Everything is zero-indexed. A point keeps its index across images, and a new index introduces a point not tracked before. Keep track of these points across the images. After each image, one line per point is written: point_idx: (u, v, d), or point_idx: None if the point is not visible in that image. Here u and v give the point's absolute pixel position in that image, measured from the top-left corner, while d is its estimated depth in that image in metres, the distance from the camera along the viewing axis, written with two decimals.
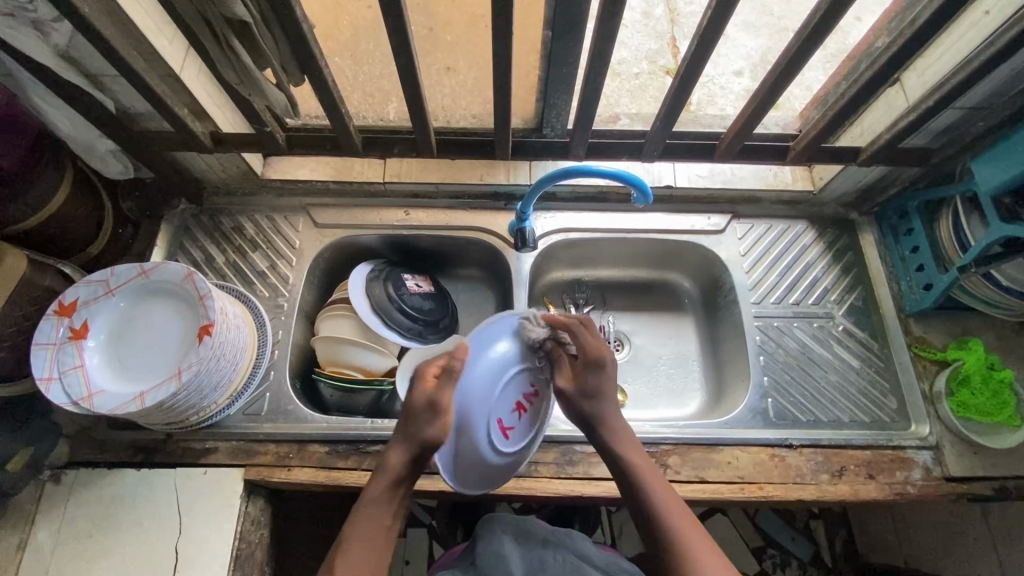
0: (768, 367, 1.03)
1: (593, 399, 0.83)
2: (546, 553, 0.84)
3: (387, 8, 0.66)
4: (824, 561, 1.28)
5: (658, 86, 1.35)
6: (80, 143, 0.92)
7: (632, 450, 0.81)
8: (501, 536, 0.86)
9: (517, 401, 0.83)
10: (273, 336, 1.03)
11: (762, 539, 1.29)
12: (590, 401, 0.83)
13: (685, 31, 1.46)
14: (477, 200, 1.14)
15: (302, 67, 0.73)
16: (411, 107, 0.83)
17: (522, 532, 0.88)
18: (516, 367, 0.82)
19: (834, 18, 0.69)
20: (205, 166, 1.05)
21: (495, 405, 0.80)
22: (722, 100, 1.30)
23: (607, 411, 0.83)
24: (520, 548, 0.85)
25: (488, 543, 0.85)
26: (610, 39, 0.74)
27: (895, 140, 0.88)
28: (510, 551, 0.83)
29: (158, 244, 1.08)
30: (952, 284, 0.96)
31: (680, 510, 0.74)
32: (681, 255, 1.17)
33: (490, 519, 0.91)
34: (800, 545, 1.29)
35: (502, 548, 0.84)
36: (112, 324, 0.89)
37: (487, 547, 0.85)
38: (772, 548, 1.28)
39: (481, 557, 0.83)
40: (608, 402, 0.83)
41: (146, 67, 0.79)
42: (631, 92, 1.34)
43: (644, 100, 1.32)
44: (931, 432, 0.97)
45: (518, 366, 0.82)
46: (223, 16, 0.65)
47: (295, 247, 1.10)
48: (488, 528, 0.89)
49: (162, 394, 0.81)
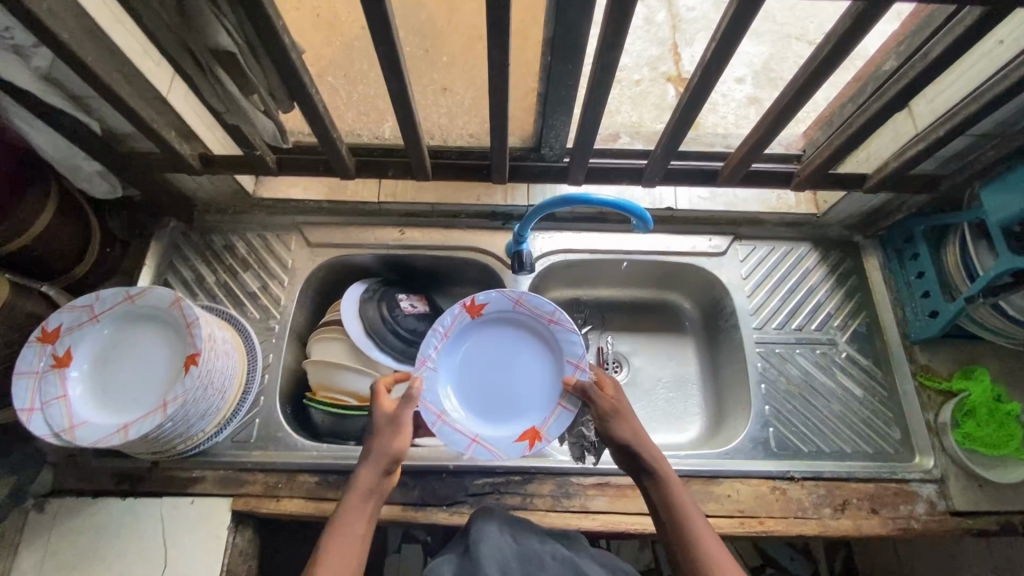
0: (770, 396, 1.01)
1: (614, 423, 0.81)
2: (544, 554, 0.75)
3: (379, 38, 0.64)
4: None
5: (659, 93, 1.32)
6: (65, 165, 0.89)
7: (658, 457, 0.79)
8: (496, 529, 0.78)
9: (459, 329, 0.95)
10: (263, 360, 1.01)
11: (760, 557, 1.26)
12: (616, 422, 0.81)
13: (686, 38, 1.43)
14: (473, 219, 1.12)
15: (291, 94, 0.70)
16: (405, 131, 0.81)
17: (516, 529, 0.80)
18: (495, 321, 0.97)
19: (844, 51, 0.66)
20: (194, 186, 1.02)
21: (467, 354, 0.96)
22: (723, 109, 1.27)
23: (635, 428, 0.80)
24: (516, 543, 0.77)
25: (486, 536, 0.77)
26: (610, 69, 0.71)
27: (902, 168, 0.86)
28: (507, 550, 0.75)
29: (147, 265, 1.05)
30: (959, 313, 0.93)
31: (712, 537, 0.72)
32: (681, 277, 1.15)
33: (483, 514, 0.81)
34: (797, 563, 1.26)
35: (498, 544, 0.76)
36: (98, 352, 0.87)
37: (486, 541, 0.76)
38: (772, 567, 1.26)
39: (479, 547, 0.75)
40: (634, 421, 0.81)
41: (131, 90, 0.76)
42: (631, 99, 1.31)
43: (644, 107, 1.29)
44: (935, 465, 0.95)
45: (497, 322, 0.97)
46: (206, 46, 0.62)
47: (287, 266, 1.08)
48: (479, 521, 0.80)
49: (146, 427, 0.79)
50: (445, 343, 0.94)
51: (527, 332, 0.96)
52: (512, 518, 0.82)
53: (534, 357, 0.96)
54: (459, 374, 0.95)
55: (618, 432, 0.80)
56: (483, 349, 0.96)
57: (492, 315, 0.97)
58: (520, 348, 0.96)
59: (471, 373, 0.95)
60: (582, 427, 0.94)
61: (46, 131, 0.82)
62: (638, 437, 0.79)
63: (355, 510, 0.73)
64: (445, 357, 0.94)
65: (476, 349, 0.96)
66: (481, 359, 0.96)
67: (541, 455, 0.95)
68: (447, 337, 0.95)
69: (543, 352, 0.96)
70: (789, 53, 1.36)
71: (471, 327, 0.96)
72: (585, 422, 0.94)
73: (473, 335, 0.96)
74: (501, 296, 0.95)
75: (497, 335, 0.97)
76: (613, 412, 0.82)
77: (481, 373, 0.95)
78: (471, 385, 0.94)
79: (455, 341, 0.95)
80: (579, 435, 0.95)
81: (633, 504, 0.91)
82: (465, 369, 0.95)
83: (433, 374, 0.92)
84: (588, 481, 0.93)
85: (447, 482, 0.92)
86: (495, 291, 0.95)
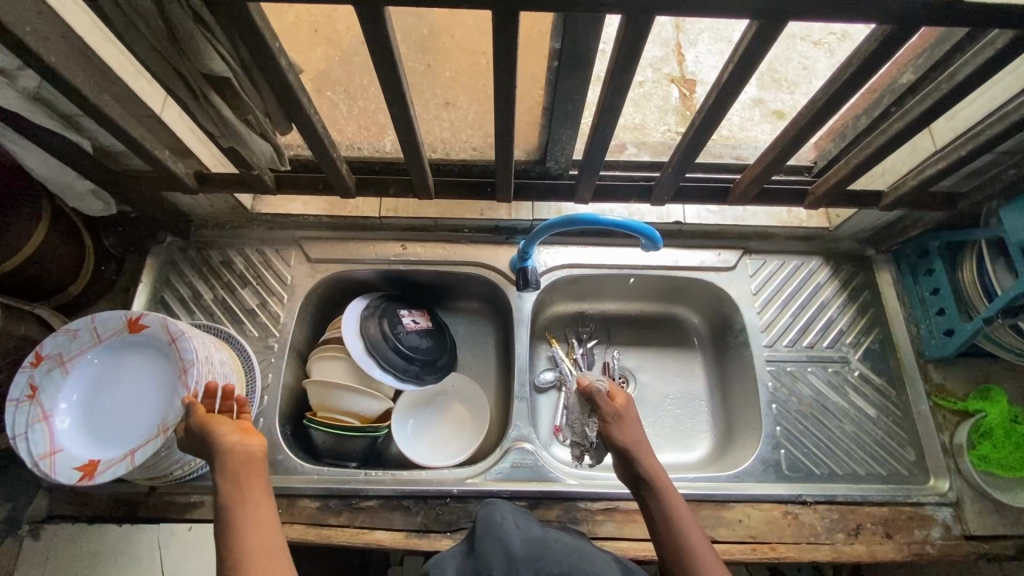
0: (781, 416, 0.99)
1: (616, 429, 0.83)
2: (548, 540, 0.69)
3: (381, 62, 0.62)
4: None
5: (662, 95, 1.27)
6: (57, 185, 0.87)
7: (658, 469, 0.79)
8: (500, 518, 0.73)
9: (94, 380, 0.84)
10: (263, 380, 0.98)
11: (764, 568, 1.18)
12: (617, 427, 0.83)
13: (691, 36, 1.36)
14: (476, 233, 1.09)
15: (288, 116, 0.68)
16: (408, 150, 0.78)
17: (522, 521, 0.74)
18: (120, 349, 0.85)
19: (865, 74, 0.64)
20: (191, 202, 1.00)
21: (79, 411, 0.82)
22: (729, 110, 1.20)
23: (635, 435, 0.82)
24: (522, 532, 0.70)
25: (486, 525, 0.72)
26: (621, 90, 0.68)
27: (921, 187, 0.83)
28: (513, 538, 0.68)
29: (142, 281, 1.03)
30: (975, 333, 0.91)
31: (706, 548, 0.72)
32: (688, 291, 1.12)
33: (487, 508, 0.76)
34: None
35: (504, 534, 0.69)
36: (72, 385, 0.82)
37: (487, 534, 0.70)
38: None
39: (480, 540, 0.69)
40: (636, 428, 0.83)
41: (123, 110, 0.74)
42: (635, 101, 1.25)
43: (648, 110, 1.24)
44: (951, 488, 0.93)
45: (118, 351, 0.85)
46: (198, 71, 0.60)
47: (287, 282, 1.05)
48: (485, 516, 0.74)
49: (112, 475, 0.76)
50: (104, 444, 0.80)
51: (122, 359, 0.85)
52: (520, 513, 0.76)
53: (119, 384, 0.84)
54: (141, 418, 0.82)
55: (619, 435, 0.81)
56: (107, 409, 0.83)
57: (102, 354, 0.85)
58: (134, 373, 0.85)
59: (138, 403, 0.83)
60: (583, 427, 0.94)
61: (36, 151, 0.80)
62: (639, 445, 0.80)
63: (253, 509, 0.65)
64: (76, 421, 0.81)
65: (107, 420, 0.82)
66: (123, 400, 0.83)
67: (548, 479, 0.93)
68: (100, 457, 0.79)
69: (140, 345, 0.85)
70: (796, 54, 1.25)
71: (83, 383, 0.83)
72: (586, 422, 0.94)
73: (110, 378, 0.84)
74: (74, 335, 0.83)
75: (131, 366, 0.85)
76: (615, 418, 0.84)
77: (118, 442, 0.80)
78: (138, 420, 0.82)
79: (77, 408, 0.82)
80: (581, 437, 0.95)
81: (641, 529, 0.89)
82: (134, 408, 0.83)
83: (70, 440, 0.79)
84: (596, 505, 0.91)
85: (451, 507, 0.91)
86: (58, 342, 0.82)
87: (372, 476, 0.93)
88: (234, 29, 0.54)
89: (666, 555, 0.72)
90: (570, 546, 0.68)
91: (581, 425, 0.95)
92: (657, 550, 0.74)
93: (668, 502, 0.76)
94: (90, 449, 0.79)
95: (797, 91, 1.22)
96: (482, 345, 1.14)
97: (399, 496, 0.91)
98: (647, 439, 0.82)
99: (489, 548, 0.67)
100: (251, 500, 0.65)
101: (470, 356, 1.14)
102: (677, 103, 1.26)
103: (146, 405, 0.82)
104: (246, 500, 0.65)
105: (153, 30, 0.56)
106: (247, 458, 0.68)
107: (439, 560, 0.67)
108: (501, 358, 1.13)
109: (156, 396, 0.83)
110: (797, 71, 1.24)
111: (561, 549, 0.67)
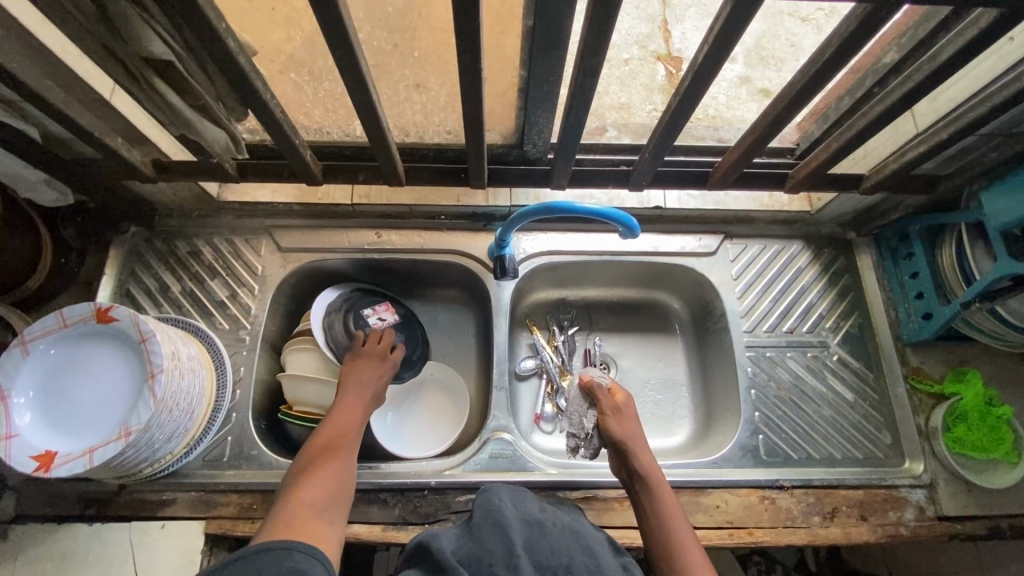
0: (760, 402, 0.99)
1: (613, 418, 0.91)
2: (546, 523, 0.68)
3: (336, 42, 0.58)
4: (808, 567, 1.20)
5: (649, 73, 1.23)
6: (7, 174, 0.82)
7: (652, 462, 0.84)
8: (499, 498, 0.70)
9: (68, 373, 0.81)
10: (234, 374, 0.96)
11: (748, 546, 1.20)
12: (615, 414, 0.91)
13: (679, 12, 1.31)
14: (454, 220, 1.07)
15: (243, 101, 0.64)
16: (374, 134, 0.75)
17: (520, 500, 0.72)
18: (98, 347, 0.83)
19: (845, 55, 0.61)
20: (153, 191, 0.95)
21: (49, 404, 0.79)
22: (715, 89, 1.17)
23: (632, 430, 0.89)
24: (521, 513, 0.68)
25: (484, 505, 0.69)
26: (595, 72, 0.66)
27: (902, 170, 0.82)
28: (512, 521, 0.66)
29: (106, 273, 0.99)
30: (953, 317, 0.91)
31: (688, 535, 0.75)
32: (670, 277, 1.11)
33: (484, 490, 0.74)
34: (784, 550, 1.21)
35: (503, 516, 0.67)
36: (40, 369, 0.80)
37: (485, 517, 0.67)
38: (757, 554, 1.20)
39: (478, 522, 0.67)
40: (633, 424, 0.90)
41: (68, 95, 0.70)
42: (620, 80, 1.22)
43: (634, 89, 1.21)
44: (925, 470, 0.94)
45: (96, 348, 0.83)
46: (141, 53, 0.56)
47: (258, 272, 1.02)
48: (482, 498, 0.72)
49: (68, 472, 0.73)
50: (65, 437, 0.77)
51: (99, 356, 0.83)
52: (517, 491, 0.74)
53: (93, 382, 0.81)
54: (105, 414, 0.79)
55: (615, 428, 0.88)
56: (76, 403, 0.80)
57: (80, 348, 0.82)
58: (108, 372, 0.82)
59: (107, 403, 0.80)
60: (581, 418, 0.96)
61: None
62: (633, 436, 0.87)
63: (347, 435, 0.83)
64: (44, 413, 0.78)
65: (70, 411, 0.79)
66: (93, 398, 0.81)
67: (526, 469, 0.92)
68: (56, 448, 0.76)
69: (118, 344, 0.83)
70: (783, 31, 1.22)
71: (59, 376, 0.81)
72: (585, 413, 0.95)
73: (84, 375, 0.82)
74: (55, 326, 0.81)
75: (107, 366, 0.82)
76: (613, 411, 0.92)
77: (79, 434, 0.78)
78: (104, 420, 0.79)
79: (47, 401, 0.79)
80: (578, 428, 0.95)
81: (620, 518, 0.90)
82: (102, 407, 0.80)
83: (35, 432, 0.77)
84: (575, 495, 0.91)
85: (429, 499, 0.90)
86: (36, 329, 0.80)
87: None
88: (176, 10, 0.50)
89: (653, 540, 0.76)
90: (568, 530, 0.67)
91: (581, 416, 0.96)
92: (645, 538, 0.77)
93: (659, 494, 0.80)
94: (46, 438, 0.77)
95: (784, 69, 1.19)
96: (461, 332, 1.13)
97: (375, 489, 0.90)
98: (643, 436, 0.88)
99: (489, 534, 0.64)
100: (344, 433, 0.83)
101: (450, 344, 1.12)
102: (663, 82, 1.22)
103: (120, 407, 0.80)
104: (343, 431, 0.83)
105: (87, 11, 0.52)
106: (362, 411, 0.88)
107: (431, 539, 0.64)
108: (481, 347, 1.11)
109: (129, 397, 0.80)
110: (784, 48, 1.21)
111: (559, 536, 0.66)
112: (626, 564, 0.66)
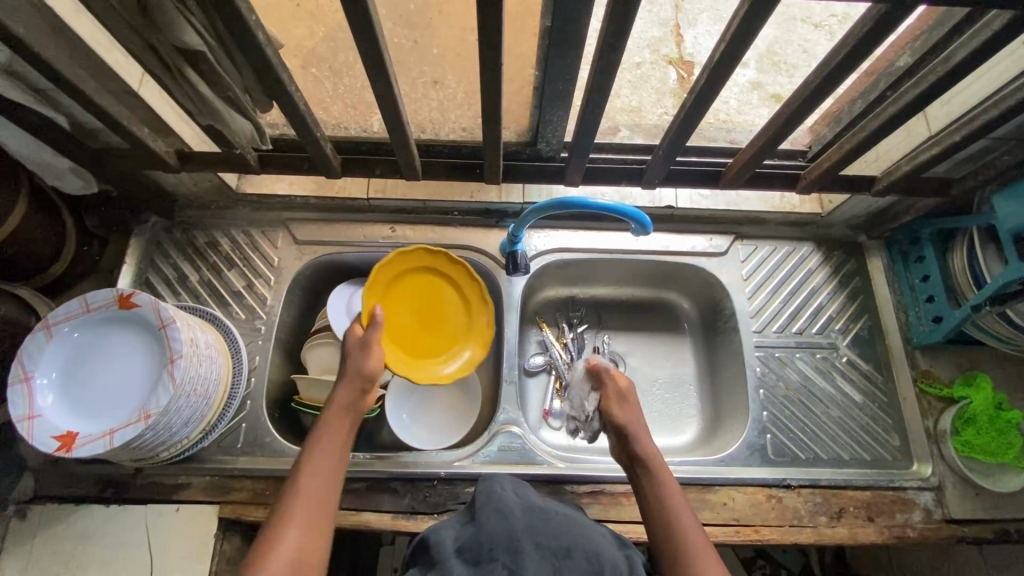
0: (768, 402, 0.99)
1: (617, 408, 0.89)
2: (549, 508, 0.68)
3: (361, 35, 0.59)
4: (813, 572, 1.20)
5: (660, 77, 1.24)
6: (35, 162, 0.85)
7: (656, 450, 0.83)
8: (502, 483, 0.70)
9: (89, 358, 0.83)
10: (249, 363, 0.98)
11: (752, 549, 1.21)
12: (620, 407, 0.89)
13: (691, 17, 1.32)
14: (466, 217, 1.08)
15: (268, 92, 0.66)
16: (393, 128, 0.76)
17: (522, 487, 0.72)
18: (118, 333, 0.85)
19: (860, 55, 0.62)
20: (174, 182, 0.97)
21: (70, 387, 0.81)
22: (726, 93, 1.18)
23: (634, 416, 0.88)
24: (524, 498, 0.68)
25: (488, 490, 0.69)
26: (611, 70, 0.66)
27: (914, 173, 0.82)
28: (515, 505, 0.66)
29: (127, 262, 1.01)
30: (963, 321, 0.91)
31: (691, 521, 0.75)
32: (680, 276, 1.12)
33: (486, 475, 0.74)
34: (789, 554, 1.21)
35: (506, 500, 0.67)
36: (62, 354, 0.82)
37: (488, 502, 0.67)
38: (762, 558, 1.20)
39: (482, 507, 0.67)
40: (636, 410, 0.89)
41: (99, 85, 0.72)
42: (632, 82, 1.23)
43: (645, 92, 1.22)
44: (933, 473, 0.95)
45: (117, 334, 0.85)
46: (172, 42, 0.58)
47: (274, 264, 1.04)
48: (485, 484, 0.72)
49: (87, 453, 0.75)
50: (86, 419, 0.79)
51: (120, 342, 0.84)
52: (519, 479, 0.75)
53: (112, 367, 0.83)
54: (125, 399, 0.81)
55: (619, 415, 0.87)
56: (96, 388, 0.82)
57: (101, 333, 0.85)
58: (128, 358, 0.84)
59: (126, 388, 0.82)
60: (582, 401, 0.96)
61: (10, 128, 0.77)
62: (637, 424, 0.86)
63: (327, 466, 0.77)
64: (65, 395, 0.80)
65: (90, 395, 0.81)
66: (112, 383, 0.82)
67: (534, 462, 0.93)
68: (77, 429, 0.78)
69: (138, 331, 0.84)
70: (795, 37, 1.23)
71: (80, 360, 0.83)
72: (586, 396, 0.95)
73: (104, 360, 0.84)
74: (79, 312, 0.83)
75: (127, 351, 0.84)
76: (617, 396, 0.90)
77: (98, 417, 0.80)
78: (123, 404, 0.81)
79: (68, 384, 0.81)
80: (578, 410, 0.96)
81: (627, 512, 0.91)
82: (121, 393, 0.82)
83: (57, 413, 0.79)
84: (583, 489, 0.92)
85: (438, 489, 0.91)
86: (60, 313, 0.82)
87: (360, 460, 0.92)
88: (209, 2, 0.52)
89: (654, 526, 0.76)
90: (571, 517, 0.68)
91: (581, 399, 0.96)
92: (647, 525, 0.78)
93: (661, 480, 0.80)
94: (68, 420, 0.79)
95: (796, 74, 1.20)
96: None
97: (386, 478, 0.91)
98: (645, 421, 0.88)
99: (491, 517, 0.64)
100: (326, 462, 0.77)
101: None
102: (674, 85, 1.23)
103: (139, 391, 0.82)
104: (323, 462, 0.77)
105: (123, 2, 0.54)
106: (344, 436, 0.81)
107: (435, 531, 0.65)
108: None
109: (148, 382, 0.82)
110: (796, 54, 1.22)
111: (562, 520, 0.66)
112: (630, 555, 0.66)
